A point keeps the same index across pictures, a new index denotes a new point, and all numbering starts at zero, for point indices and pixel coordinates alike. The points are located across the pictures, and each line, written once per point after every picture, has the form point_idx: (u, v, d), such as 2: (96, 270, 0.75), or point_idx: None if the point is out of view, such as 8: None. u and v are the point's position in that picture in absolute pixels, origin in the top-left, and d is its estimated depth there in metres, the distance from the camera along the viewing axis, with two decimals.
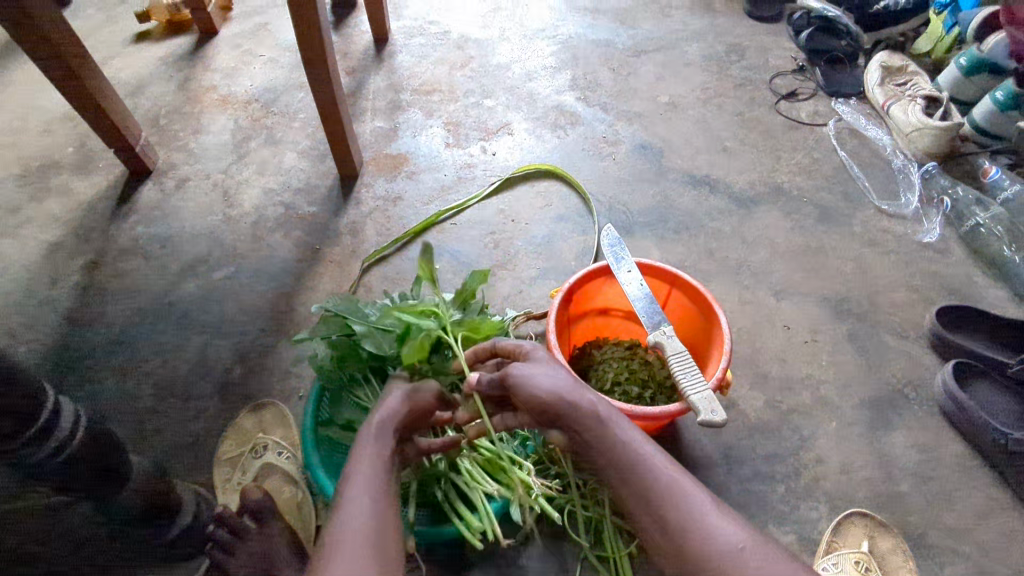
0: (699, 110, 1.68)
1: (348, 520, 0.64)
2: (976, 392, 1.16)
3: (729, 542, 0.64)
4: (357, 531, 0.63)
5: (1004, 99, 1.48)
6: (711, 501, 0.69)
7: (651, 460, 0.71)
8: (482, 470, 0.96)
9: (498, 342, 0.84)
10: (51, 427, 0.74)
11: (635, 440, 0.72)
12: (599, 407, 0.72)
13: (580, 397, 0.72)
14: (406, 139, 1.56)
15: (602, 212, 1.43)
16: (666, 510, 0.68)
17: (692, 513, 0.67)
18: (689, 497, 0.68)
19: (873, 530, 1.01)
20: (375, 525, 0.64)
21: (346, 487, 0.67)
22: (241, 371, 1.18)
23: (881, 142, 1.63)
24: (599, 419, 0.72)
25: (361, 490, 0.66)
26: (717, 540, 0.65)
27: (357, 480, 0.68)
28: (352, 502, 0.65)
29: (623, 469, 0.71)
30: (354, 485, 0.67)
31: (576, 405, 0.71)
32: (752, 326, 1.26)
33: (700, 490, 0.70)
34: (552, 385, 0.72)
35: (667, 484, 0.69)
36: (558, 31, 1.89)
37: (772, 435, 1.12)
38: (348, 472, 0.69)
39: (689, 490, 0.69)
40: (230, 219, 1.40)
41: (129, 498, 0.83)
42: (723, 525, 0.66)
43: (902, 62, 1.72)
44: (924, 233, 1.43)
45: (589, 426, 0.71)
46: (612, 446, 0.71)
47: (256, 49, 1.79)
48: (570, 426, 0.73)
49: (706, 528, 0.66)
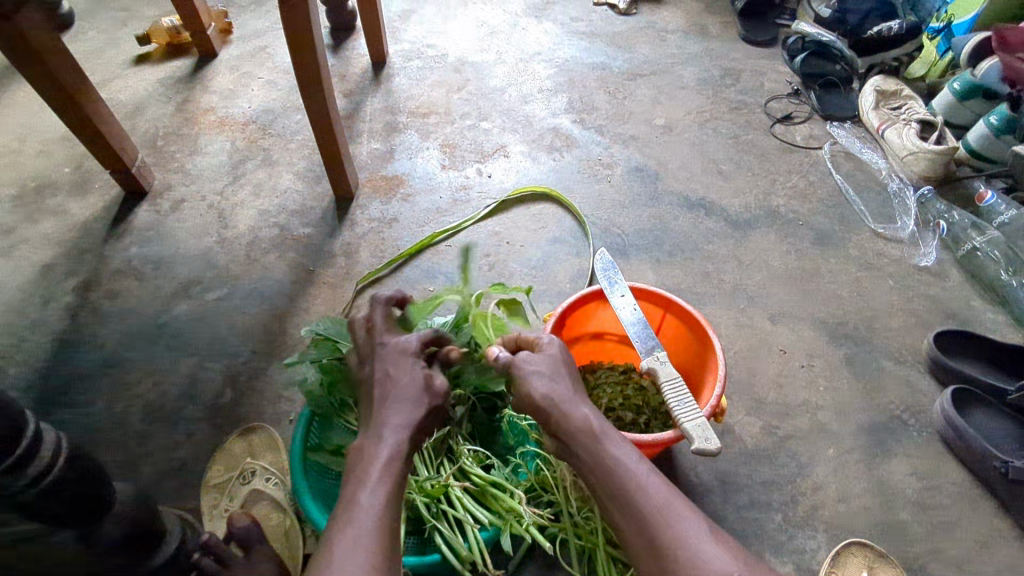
0: (695, 133, 1.68)
1: (362, 529, 0.63)
2: (974, 418, 1.14)
3: (722, 568, 0.61)
4: (369, 544, 0.62)
5: (999, 123, 1.48)
6: (708, 528, 0.66)
7: (644, 478, 0.71)
8: (473, 498, 0.94)
9: (521, 335, 0.90)
10: (32, 454, 0.75)
11: (627, 456, 0.73)
12: (591, 419, 0.77)
13: (576, 408, 0.78)
14: (403, 161, 1.56)
15: (597, 234, 1.43)
16: (658, 531, 0.66)
17: (683, 535, 0.65)
18: (682, 519, 0.66)
19: (873, 561, 0.99)
20: (387, 544, 0.63)
21: (364, 492, 0.67)
22: (232, 394, 1.16)
23: (877, 165, 1.63)
24: (592, 432, 0.76)
25: (380, 502, 0.66)
26: (709, 564, 0.62)
27: (375, 491, 0.67)
28: (366, 510, 0.65)
29: (615, 485, 0.71)
30: (373, 491, 0.67)
31: (569, 413, 0.77)
32: (748, 350, 1.25)
33: (695, 514, 0.67)
34: (547, 389, 0.79)
35: (659, 503, 0.68)
36: (555, 54, 1.91)
37: (769, 461, 1.11)
38: (368, 478, 0.69)
39: (683, 513, 0.67)
40: (224, 240, 1.40)
41: (110, 529, 0.79)
42: (716, 550, 0.63)
43: (896, 87, 1.73)
44: (920, 256, 1.43)
45: (580, 437, 0.76)
46: (605, 460, 0.73)
47: (255, 71, 1.80)
48: (564, 437, 0.78)
49: (697, 551, 0.63)
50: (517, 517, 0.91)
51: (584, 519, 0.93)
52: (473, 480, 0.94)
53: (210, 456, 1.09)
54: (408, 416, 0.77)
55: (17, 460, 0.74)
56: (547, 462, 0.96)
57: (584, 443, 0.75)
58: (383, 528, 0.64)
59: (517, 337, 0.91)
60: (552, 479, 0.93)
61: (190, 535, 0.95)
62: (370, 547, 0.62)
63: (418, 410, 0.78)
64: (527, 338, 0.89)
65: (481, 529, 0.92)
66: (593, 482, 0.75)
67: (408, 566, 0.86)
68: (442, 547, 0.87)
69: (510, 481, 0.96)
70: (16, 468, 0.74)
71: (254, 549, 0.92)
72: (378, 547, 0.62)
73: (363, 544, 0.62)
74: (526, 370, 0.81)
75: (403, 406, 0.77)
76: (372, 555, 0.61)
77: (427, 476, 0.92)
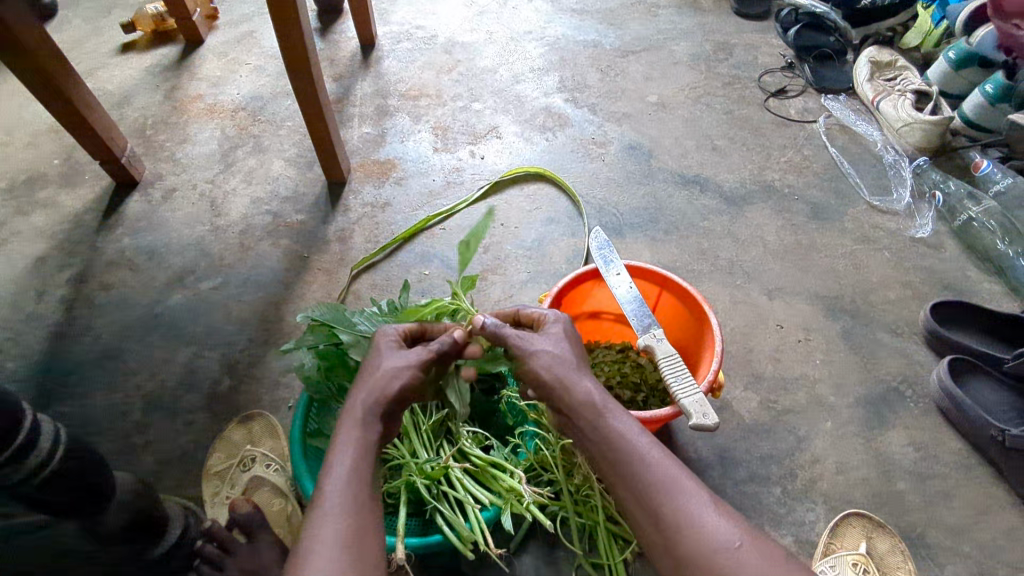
0: (688, 109, 1.67)
1: (328, 511, 0.63)
2: (971, 388, 1.15)
3: (725, 538, 0.62)
4: (336, 524, 0.62)
5: (995, 91, 1.47)
6: (711, 499, 0.66)
7: (648, 451, 0.70)
8: (473, 479, 0.95)
9: (523, 310, 0.89)
10: (30, 445, 0.73)
11: (631, 429, 0.73)
12: (593, 394, 0.75)
13: (578, 382, 0.77)
14: (394, 144, 1.55)
15: (591, 213, 1.42)
16: (660, 504, 0.66)
17: (687, 508, 0.65)
18: (685, 491, 0.67)
19: (871, 531, 1.00)
20: (356, 519, 0.63)
21: (328, 475, 0.67)
22: (230, 382, 1.16)
23: (872, 137, 1.62)
24: (593, 407, 0.75)
25: (343, 479, 0.66)
26: (712, 535, 0.63)
27: (338, 470, 0.67)
28: (329, 492, 0.65)
29: (618, 458, 0.71)
30: (338, 474, 0.66)
31: (572, 389, 0.76)
32: (744, 325, 1.25)
33: (699, 486, 0.68)
34: (551, 364, 0.78)
35: (662, 476, 0.68)
36: (546, 32, 1.89)
37: (767, 435, 1.11)
38: (330, 460, 0.68)
39: (686, 485, 0.67)
40: (217, 229, 1.39)
41: (115, 517, 0.81)
42: (718, 520, 0.64)
43: (891, 57, 1.71)
44: (916, 228, 1.43)
45: (585, 413, 0.75)
46: (609, 433, 0.73)
47: (243, 57, 1.78)
48: (566, 411, 0.77)
49: (700, 523, 0.64)
50: (518, 496, 0.91)
51: (583, 497, 0.94)
52: (473, 461, 0.94)
53: (210, 444, 1.09)
54: (366, 388, 0.74)
55: (14, 454, 0.72)
56: (546, 442, 0.96)
57: (585, 416, 0.75)
58: (350, 506, 0.64)
59: (517, 312, 0.90)
60: (551, 458, 0.93)
61: (192, 523, 0.96)
62: (336, 527, 0.62)
63: (378, 378, 0.75)
64: (529, 314, 0.87)
65: (482, 509, 0.92)
66: (594, 453, 0.75)
67: (410, 547, 0.86)
68: (443, 528, 0.88)
69: (509, 461, 0.96)
70: (14, 462, 0.72)
71: (256, 534, 0.92)
72: (345, 524, 0.62)
73: (329, 525, 0.62)
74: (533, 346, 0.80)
75: (362, 381, 0.76)
76: (340, 535, 0.61)
77: (426, 458, 0.91)
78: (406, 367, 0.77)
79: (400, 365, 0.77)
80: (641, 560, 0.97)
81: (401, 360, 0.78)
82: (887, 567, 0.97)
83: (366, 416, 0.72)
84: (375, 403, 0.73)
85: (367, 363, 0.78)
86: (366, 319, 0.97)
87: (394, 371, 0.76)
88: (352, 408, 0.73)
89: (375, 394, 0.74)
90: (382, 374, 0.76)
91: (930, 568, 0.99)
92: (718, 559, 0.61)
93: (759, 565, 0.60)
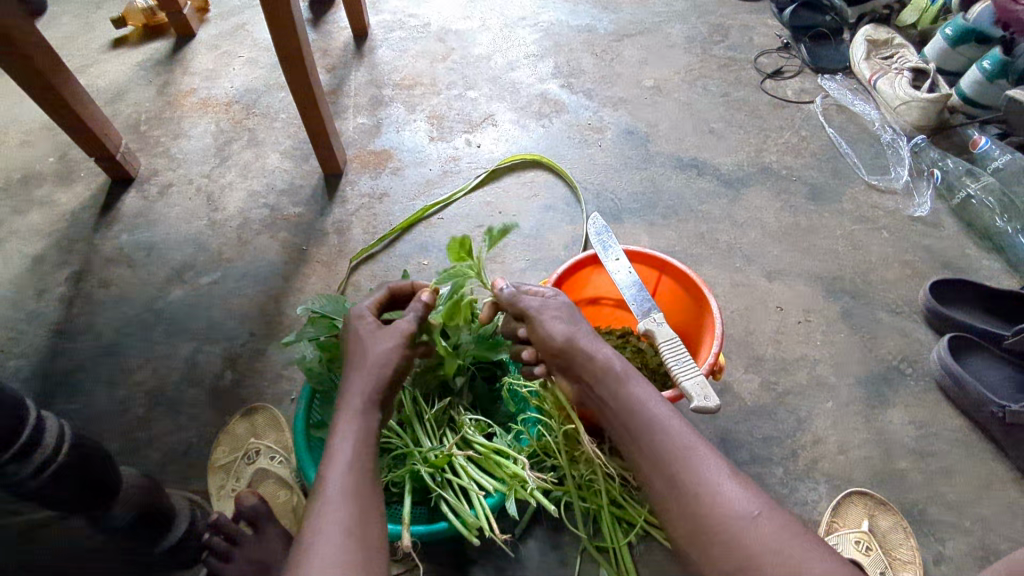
0: (685, 93, 1.66)
1: (330, 498, 0.64)
2: (971, 365, 1.15)
3: (743, 507, 0.63)
4: (340, 509, 0.63)
5: (992, 67, 1.47)
6: (729, 469, 0.67)
7: (667, 421, 0.71)
8: (477, 466, 0.95)
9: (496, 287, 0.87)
10: (36, 442, 0.74)
11: (650, 399, 0.73)
12: (613, 363, 0.76)
13: (596, 349, 0.78)
14: (390, 135, 1.54)
15: (590, 200, 1.42)
16: (680, 471, 0.67)
17: (706, 476, 0.66)
18: (704, 460, 0.67)
19: (873, 510, 1.00)
20: (358, 506, 0.64)
21: (329, 460, 0.67)
22: (232, 376, 1.17)
23: (869, 116, 1.61)
24: (615, 374, 0.75)
25: (344, 465, 0.66)
26: (730, 503, 0.63)
27: (339, 457, 0.67)
28: (332, 477, 0.65)
29: (637, 427, 0.72)
30: (337, 461, 0.67)
31: (593, 356, 0.77)
32: (744, 308, 1.25)
33: (716, 456, 0.68)
34: (568, 333, 0.79)
35: (681, 444, 0.68)
36: (539, 18, 1.87)
37: (769, 417, 1.12)
38: (330, 446, 0.69)
39: (705, 455, 0.68)
40: (214, 223, 1.39)
41: (122, 512, 0.82)
42: (736, 489, 0.64)
43: (887, 35, 1.70)
44: (914, 207, 1.42)
45: (603, 380, 0.76)
46: (630, 401, 0.73)
47: (235, 50, 1.77)
48: (584, 379, 0.78)
49: (718, 491, 0.64)
50: (522, 483, 0.91)
51: (587, 482, 0.95)
52: (476, 449, 0.95)
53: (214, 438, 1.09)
54: (360, 375, 0.75)
55: (20, 450, 0.73)
56: (548, 428, 0.96)
57: (603, 386, 0.76)
58: (351, 491, 0.64)
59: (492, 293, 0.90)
60: (554, 444, 0.94)
61: (199, 516, 0.96)
62: (340, 513, 0.62)
63: (370, 365, 0.75)
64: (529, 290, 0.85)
65: (487, 496, 0.93)
66: (613, 422, 0.76)
67: (415, 535, 0.87)
68: (449, 516, 0.88)
69: (512, 447, 0.97)
70: (21, 457, 0.73)
71: (264, 526, 0.93)
72: (349, 510, 0.63)
73: (333, 512, 0.62)
74: (545, 314, 0.81)
75: (354, 368, 0.76)
76: (344, 520, 0.62)
77: (430, 447, 0.92)
78: (393, 351, 0.78)
79: (388, 349, 0.77)
80: (645, 543, 0.98)
81: (387, 344, 0.78)
82: (889, 545, 0.98)
83: (364, 404, 0.73)
84: (366, 390, 0.74)
85: (355, 349, 0.78)
86: None
87: (383, 356, 0.76)
88: (349, 396, 0.73)
89: (369, 381, 0.74)
90: (371, 361, 0.76)
91: (933, 545, 1.00)
92: (736, 527, 0.62)
93: (776, 532, 0.60)
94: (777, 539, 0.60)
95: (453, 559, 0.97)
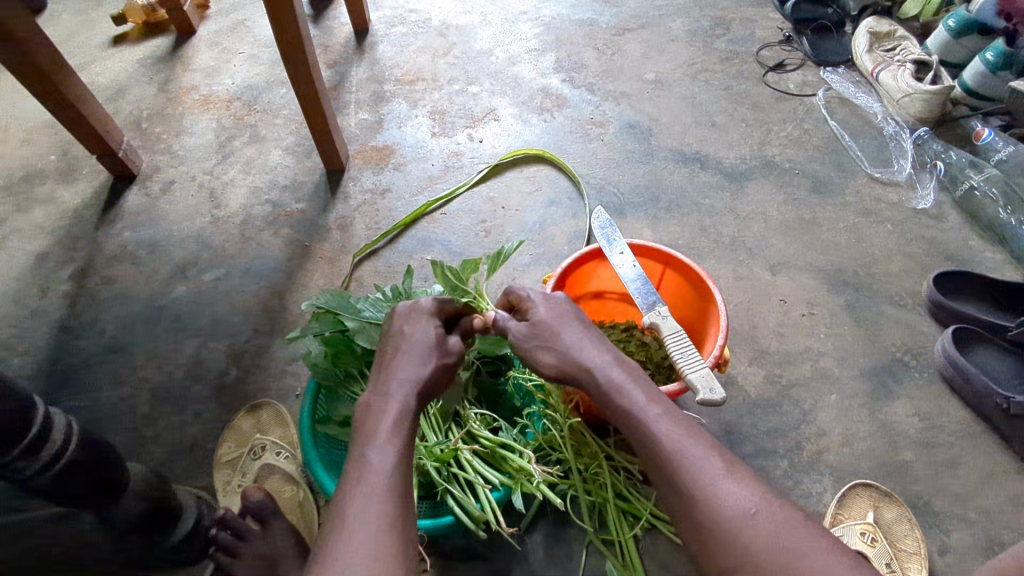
0: (687, 86, 1.66)
1: (367, 491, 0.60)
2: (974, 357, 1.15)
3: (739, 506, 0.59)
4: (379, 503, 0.60)
5: (995, 60, 1.46)
6: (726, 465, 0.63)
7: (660, 421, 0.66)
8: (482, 461, 0.95)
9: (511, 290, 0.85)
10: (45, 437, 0.75)
11: (642, 401, 0.69)
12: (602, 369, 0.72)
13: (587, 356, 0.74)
14: (392, 130, 1.54)
15: (592, 194, 1.42)
16: (675, 473, 0.63)
17: (701, 476, 0.62)
18: (699, 459, 0.63)
19: (878, 501, 1.01)
20: (398, 500, 0.61)
21: (369, 448, 0.64)
22: (237, 372, 1.17)
23: (872, 109, 1.61)
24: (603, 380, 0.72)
25: (384, 457, 0.64)
26: (727, 502, 0.59)
27: (377, 446, 0.64)
28: (371, 467, 0.62)
29: (633, 429, 0.68)
30: (379, 449, 0.64)
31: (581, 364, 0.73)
32: (749, 301, 1.25)
33: (713, 451, 0.64)
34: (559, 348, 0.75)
35: (674, 446, 0.64)
36: (541, 12, 1.87)
37: (772, 410, 1.12)
38: (367, 436, 0.66)
39: (700, 453, 0.63)
40: (217, 220, 1.39)
41: (129, 508, 0.82)
42: (731, 487, 0.60)
43: (889, 28, 1.69)
44: (917, 199, 1.42)
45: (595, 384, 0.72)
46: (621, 406, 0.69)
47: (236, 46, 1.76)
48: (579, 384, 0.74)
49: (716, 490, 0.60)
50: (527, 477, 0.91)
51: (592, 475, 0.95)
52: (482, 443, 0.95)
53: (221, 433, 1.09)
54: (400, 365, 0.72)
55: (29, 445, 0.73)
56: (554, 422, 0.97)
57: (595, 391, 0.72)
58: (391, 482, 0.62)
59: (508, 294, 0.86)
60: (559, 438, 0.94)
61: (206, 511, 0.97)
62: (380, 507, 0.59)
63: (411, 358, 0.74)
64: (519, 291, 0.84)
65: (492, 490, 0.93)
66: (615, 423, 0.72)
67: (423, 529, 0.86)
68: (455, 509, 0.88)
69: (518, 441, 0.97)
70: (30, 453, 0.73)
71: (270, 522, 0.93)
72: (388, 503, 0.60)
73: (372, 506, 0.59)
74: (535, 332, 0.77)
75: (396, 360, 0.74)
76: (380, 515, 0.59)
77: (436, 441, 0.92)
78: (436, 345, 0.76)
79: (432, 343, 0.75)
80: (650, 536, 0.98)
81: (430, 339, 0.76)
82: (894, 537, 0.98)
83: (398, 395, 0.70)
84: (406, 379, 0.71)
85: (399, 339, 0.76)
86: (371, 304, 0.96)
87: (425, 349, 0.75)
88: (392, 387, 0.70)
89: (408, 372, 0.72)
90: (409, 353, 0.74)
91: (937, 536, 1.00)
92: (733, 527, 0.58)
93: (776, 531, 0.57)
94: (776, 537, 0.57)
95: (459, 555, 0.97)
